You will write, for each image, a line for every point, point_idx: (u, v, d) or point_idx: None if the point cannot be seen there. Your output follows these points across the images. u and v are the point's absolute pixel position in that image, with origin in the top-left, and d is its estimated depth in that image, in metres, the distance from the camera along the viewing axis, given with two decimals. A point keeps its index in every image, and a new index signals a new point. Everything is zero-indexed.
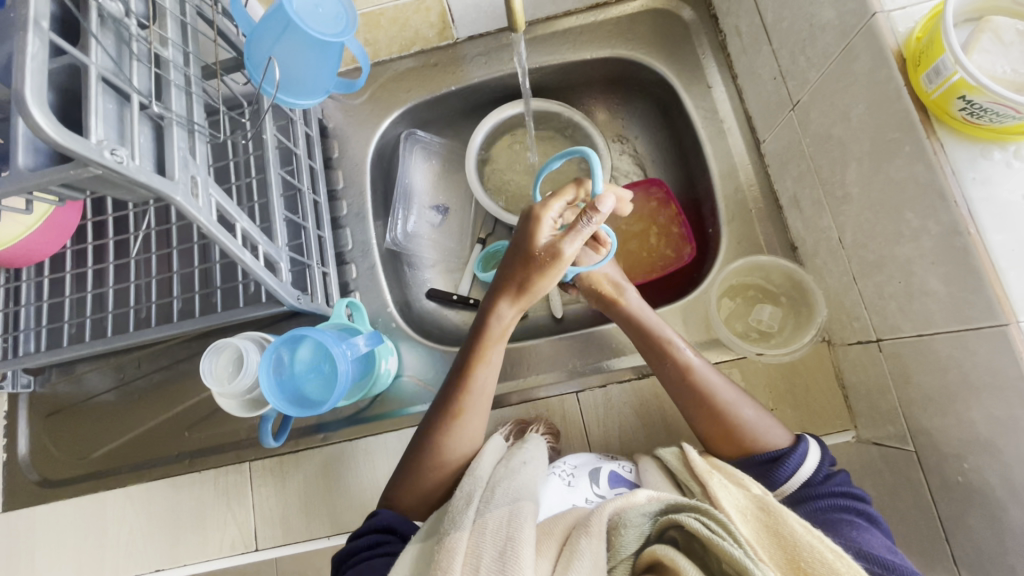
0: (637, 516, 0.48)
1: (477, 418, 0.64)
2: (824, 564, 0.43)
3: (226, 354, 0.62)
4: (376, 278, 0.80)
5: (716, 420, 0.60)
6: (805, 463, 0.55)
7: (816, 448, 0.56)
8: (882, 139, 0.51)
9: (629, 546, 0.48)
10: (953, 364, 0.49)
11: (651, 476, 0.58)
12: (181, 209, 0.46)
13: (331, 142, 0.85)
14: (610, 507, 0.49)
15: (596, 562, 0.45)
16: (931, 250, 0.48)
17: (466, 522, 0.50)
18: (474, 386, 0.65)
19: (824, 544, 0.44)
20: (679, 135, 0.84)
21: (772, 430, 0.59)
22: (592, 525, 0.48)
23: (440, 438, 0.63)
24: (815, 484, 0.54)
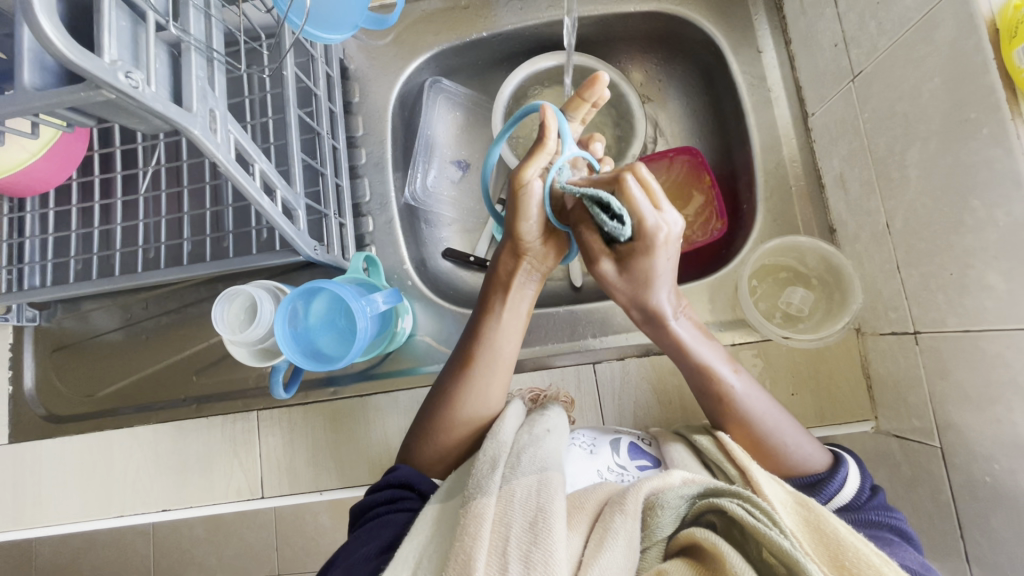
0: (675, 497, 0.48)
1: (498, 380, 0.63)
2: (871, 567, 0.42)
3: (238, 302, 0.60)
4: (393, 233, 0.77)
5: (750, 445, 0.57)
6: (845, 489, 0.53)
7: (856, 471, 0.54)
8: (956, 118, 0.47)
9: (664, 527, 0.48)
10: (999, 362, 0.47)
11: (680, 456, 0.57)
12: (198, 143, 0.43)
13: (352, 85, 0.80)
14: (647, 487, 0.48)
15: (629, 541, 0.45)
16: (996, 241, 0.45)
17: (492, 486, 0.49)
18: (494, 344, 0.63)
19: (870, 548, 0.43)
20: (720, 102, 0.79)
21: (809, 449, 0.56)
22: (627, 504, 0.47)
23: (456, 394, 0.62)
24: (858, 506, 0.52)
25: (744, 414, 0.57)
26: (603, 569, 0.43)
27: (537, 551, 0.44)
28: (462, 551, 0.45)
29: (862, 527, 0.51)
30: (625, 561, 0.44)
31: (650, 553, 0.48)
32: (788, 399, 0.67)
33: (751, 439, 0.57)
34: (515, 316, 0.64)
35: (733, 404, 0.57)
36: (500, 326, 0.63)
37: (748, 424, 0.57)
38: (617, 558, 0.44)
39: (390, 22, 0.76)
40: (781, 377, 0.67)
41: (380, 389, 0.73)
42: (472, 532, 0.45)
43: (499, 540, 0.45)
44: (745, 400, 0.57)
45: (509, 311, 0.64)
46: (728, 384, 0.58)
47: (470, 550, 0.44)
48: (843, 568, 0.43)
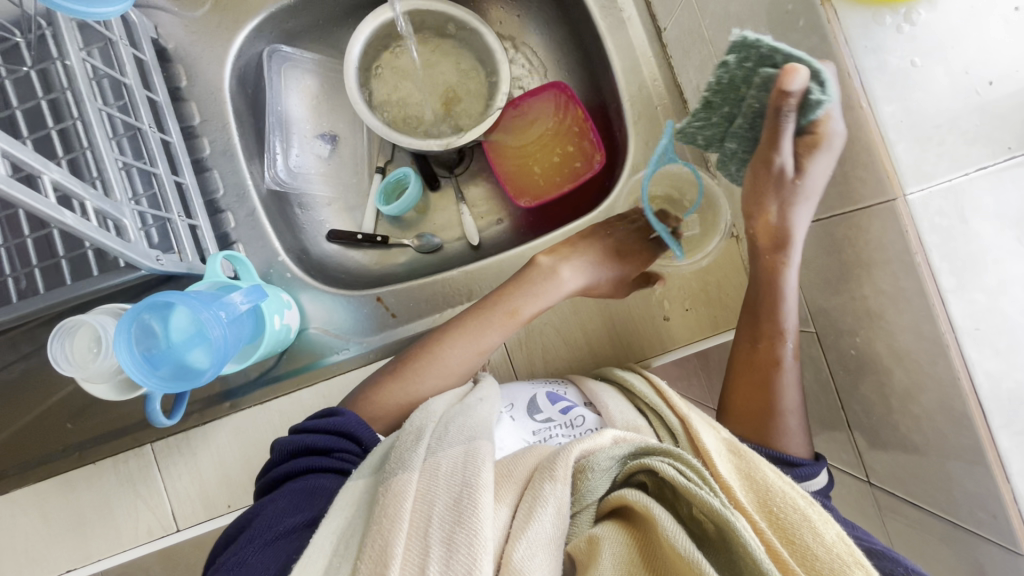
0: (606, 459, 0.47)
1: (435, 377, 0.63)
2: (795, 510, 0.41)
3: (81, 336, 0.53)
4: (260, 224, 0.71)
5: (755, 402, 0.57)
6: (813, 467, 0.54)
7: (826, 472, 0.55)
8: (778, 12, 0.47)
9: (595, 489, 0.47)
10: (847, 244, 0.49)
11: (613, 400, 0.59)
12: None
13: (176, 68, 0.71)
14: (578, 449, 0.48)
15: (560, 507, 0.45)
16: None
17: (416, 461, 0.48)
18: (461, 349, 0.64)
19: (796, 492, 0.43)
20: (578, 30, 0.77)
21: (800, 440, 0.56)
22: (558, 471, 0.46)
23: (408, 376, 0.63)
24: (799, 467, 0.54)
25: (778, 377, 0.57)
26: (531, 541, 0.42)
27: (460, 533, 0.41)
28: (379, 539, 0.42)
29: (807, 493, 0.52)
30: (554, 529, 0.44)
31: (581, 516, 0.48)
32: (683, 315, 0.69)
33: (760, 401, 0.57)
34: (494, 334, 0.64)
35: (776, 369, 0.57)
36: (467, 335, 0.64)
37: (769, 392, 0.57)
38: (546, 527, 0.43)
39: None
40: (674, 295, 0.69)
41: (282, 392, 0.69)
42: (392, 512, 0.43)
43: (422, 520, 0.43)
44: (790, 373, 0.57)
45: (490, 324, 0.64)
46: (783, 354, 0.57)
47: (387, 539, 0.42)
48: (769, 513, 0.42)
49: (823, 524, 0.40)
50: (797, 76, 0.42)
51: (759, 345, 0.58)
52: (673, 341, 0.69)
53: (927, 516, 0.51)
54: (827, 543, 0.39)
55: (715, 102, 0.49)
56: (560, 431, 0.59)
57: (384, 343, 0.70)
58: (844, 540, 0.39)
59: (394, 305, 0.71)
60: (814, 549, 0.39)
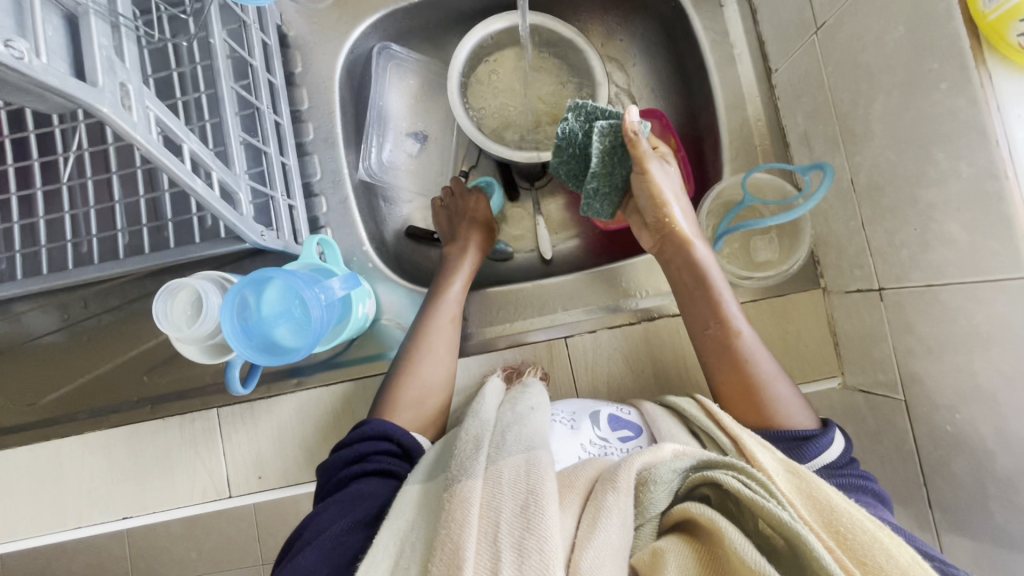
0: (668, 472, 0.46)
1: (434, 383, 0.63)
2: (865, 532, 0.39)
3: (182, 297, 0.55)
4: (349, 212, 0.73)
5: (743, 395, 0.57)
6: (828, 452, 0.52)
7: (840, 435, 0.54)
8: (920, 68, 0.46)
9: (657, 503, 0.46)
10: (962, 315, 0.47)
11: (664, 421, 0.58)
12: (111, 124, 0.39)
13: (293, 54, 0.74)
14: (639, 462, 0.46)
15: (624, 518, 0.44)
16: (958, 195, 0.45)
17: (477, 468, 0.48)
18: (420, 380, 0.63)
19: (862, 514, 0.41)
20: (682, 61, 0.77)
21: (800, 410, 0.55)
22: (620, 480, 0.45)
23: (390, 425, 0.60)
24: (839, 468, 0.51)
25: (747, 355, 0.58)
26: (598, 550, 0.41)
27: (530, 539, 0.41)
28: (449, 542, 0.42)
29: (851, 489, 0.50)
30: (620, 540, 0.43)
31: (645, 528, 0.47)
32: None
33: (743, 382, 0.57)
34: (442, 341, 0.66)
35: (737, 342, 0.58)
36: (423, 364, 0.63)
37: (747, 370, 0.57)
38: (611, 537, 0.42)
39: None
40: None
41: (347, 376, 0.70)
42: (460, 518, 0.43)
43: (489, 525, 0.43)
44: (750, 345, 0.58)
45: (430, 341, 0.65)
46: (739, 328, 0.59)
47: (458, 539, 0.42)
48: (836, 534, 0.40)
49: (896, 545, 0.39)
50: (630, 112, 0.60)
51: (710, 334, 0.60)
52: None
53: None
54: (901, 565, 0.37)
55: (563, 145, 0.63)
56: (617, 451, 0.58)
57: None
58: (921, 562, 0.38)
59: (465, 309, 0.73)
60: (886, 570, 0.37)
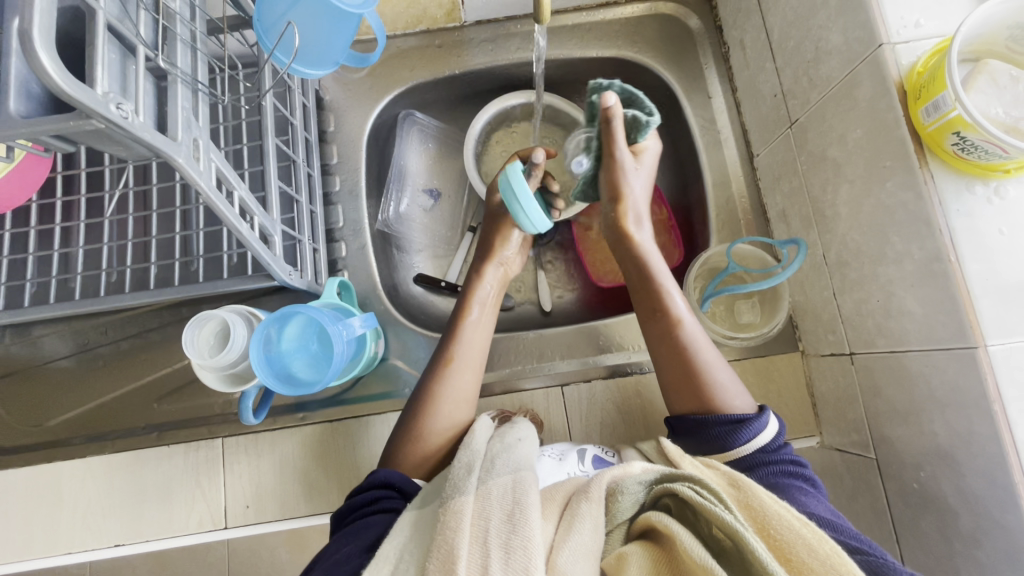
0: (634, 484, 0.49)
1: (453, 416, 0.63)
2: (790, 530, 0.43)
3: (209, 327, 0.60)
4: (366, 258, 0.79)
5: (686, 381, 0.61)
6: (760, 436, 0.55)
7: (773, 420, 0.57)
8: (876, 165, 0.54)
9: (624, 510, 0.50)
10: (921, 380, 0.52)
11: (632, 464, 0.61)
12: (181, 171, 0.44)
13: (327, 115, 0.82)
14: (609, 476, 0.50)
15: (595, 526, 0.47)
16: (912, 273, 0.51)
17: (468, 486, 0.50)
18: (451, 388, 0.64)
19: (791, 512, 0.44)
20: (675, 141, 0.86)
21: (740, 397, 0.59)
22: (592, 491, 0.49)
23: (419, 432, 0.61)
24: (771, 451, 0.55)
25: (687, 342, 0.62)
26: (573, 549, 0.45)
27: (517, 538, 0.45)
28: (445, 543, 0.45)
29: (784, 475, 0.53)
30: (592, 542, 0.46)
31: (614, 533, 0.51)
32: None
33: (679, 357, 0.62)
34: (475, 346, 0.67)
35: (679, 327, 0.63)
36: (453, 371, 0.65)
37: (689, 365, 0.61)
38: (585, 539, 0.46)
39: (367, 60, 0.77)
40: None
41: (350, 414, 0.73)
42: (453, 526, 0.46)
43: (480, 532, 0.46)
44: (691, 331, 0.63)
45: (461, 349, 0.66)
46: (678, 313, 0.64)
47: (452, 541, 0.45)
48: (767, 537, 0.44)
49: (819, 542, 0.42)
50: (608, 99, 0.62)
51: (654, 318, 0.65)
52: None
53: None
54: (822, 554, 0.41)
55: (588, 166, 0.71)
56: None
57: None
58: (838, 553, 0.41)
59: None
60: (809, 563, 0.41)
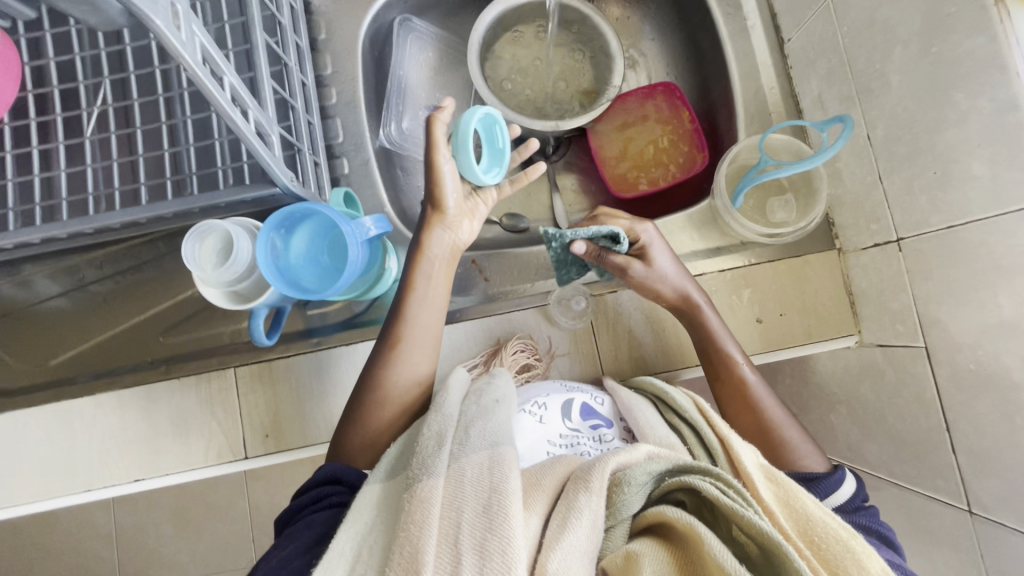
0: (642, 474, 0.46)
1: (404, 404, 0.60)
2: (838, 541, 0.43)
3: (211, 240, 0.55)
4: (371, 175, 0.73)
5: (762, 438, 0.60)
6: (840, 490, 0.54)
7: (851, 479, 0.55)
8: (939, 15, 0.48)
9: (630, 504, 0.47)
10: (984, 251, 0.49)
11: (643, 411, 0.59)
12: (161, 38, 0.39)
13: (317, 21, 0.75)
14: (614, 463, 0.47)
15: (595, 517, 0.44)
16: (979, 131, 0.47)
17: (440, 468, 0.46)
18: (399, 374, 0.60)
19: (837, 522, 0.44)
20: (695, 36, 0.79)
21: (810, 453, 0.59)
22: (592, 481, 0.45)
23: (370, 417, 0.58)
24: (850, 511, 0.53)
25: (759, 403, 0.61)
26: (565, 553, 0.41)
27: (494, 539, 0.40)
28: (409, 544, 0.41)
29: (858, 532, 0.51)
30: (587, 542, 0.43)
31: (617, 530, 0.47)
32: (777, 319, 0.69)
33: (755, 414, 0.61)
34: (426, 325, 0.61)
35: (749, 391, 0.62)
36: (403, 357, 0.60)
37: (759, 414, 0.61)
38: (580, 538, 0.42)
39: None
40: (768, 300, 0.69)
41: (366, 337, 0.69)
42: (419, 520, 0.42)
43: (451, 526, 0.42)
44: (761, 396, 0.62)
45: (409, 331, 0.60)
46: (745, 376, 0.62)
47: (418, 542, 0.41)
48: (812, 543, 0.44)
49: (866, 556, 0.42)
50: (536, 170, 0.69)
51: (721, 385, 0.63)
52: (764, 343, 0.69)
53: None
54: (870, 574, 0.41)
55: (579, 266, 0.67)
56: (587, 442, 0.58)
57: (471, 305, 0.72)
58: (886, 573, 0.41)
59: (485, 268, 0.74)
60: None
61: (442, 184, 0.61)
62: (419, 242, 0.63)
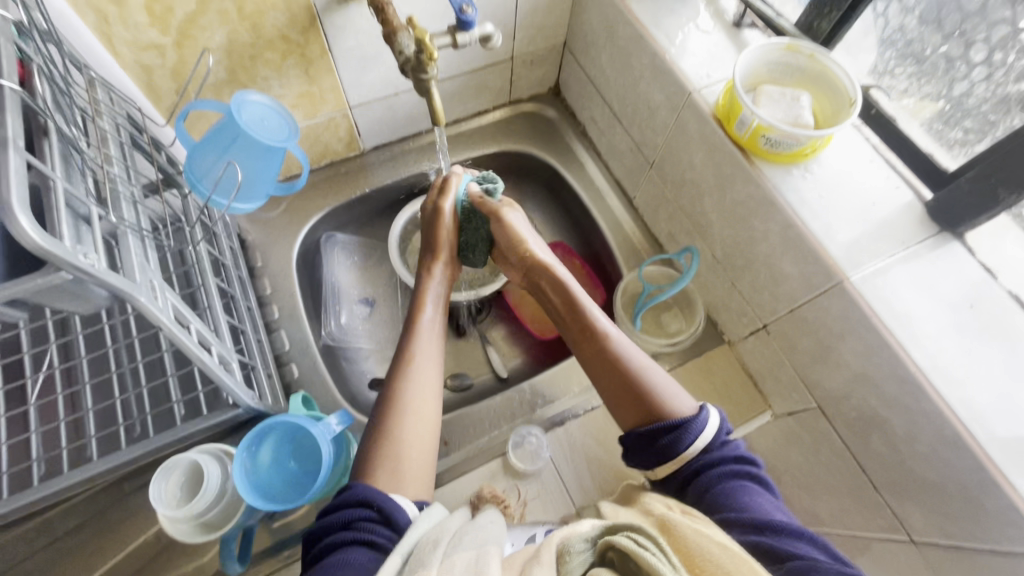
0: (579, 542, 0.45)
1: (415, 429, 0.59)
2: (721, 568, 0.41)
3: (175, 475, 0.57)
4: (321, 373, 0.79)
5: (628, 395, 0.62)
6: (705, 431, 0.57)
7: (712, 415, 0.59)
8: (722, 174, 0.69)
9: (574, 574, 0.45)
10: (819, 324, 0.64)
11: None
12: (145, 311, 0.46)
13: (253, 253, 0.86)
14: (556, 536, 0.46)
15: None
16: (778, 243, 0.65)
17: (435, 559, 0.43)
18: (412, 387, 0.62)
19: (728, 552, 0.43)
20: (567, 204, 1.00)
21: (681, 400, 0.61)
22: (542, 556, 0.44)
23: (388, 436, 0.58)
24: (713, 448, 0.58)
25: (622, 361, 0.64)
26: None
27: None
28: None
29: (730, 476, 0.56)
30: None
31: None
32: None
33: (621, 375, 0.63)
34: (430, 343, 0.67)
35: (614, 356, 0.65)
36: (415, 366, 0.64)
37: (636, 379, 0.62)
38: None
39: (298, 185, 0.75)
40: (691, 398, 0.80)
41: None
42: None
43: None
44: (624, 353, 0.65)
45: (419, 346, 0.66)
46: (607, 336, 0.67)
47: None
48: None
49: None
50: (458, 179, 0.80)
51: (590, 351, 0.67)
52: None
53: (972, 557, 0.55)
54: None
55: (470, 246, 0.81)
56: None
57: (439, 471, 0.75)
58: None
59: (445, 434, 0.78)
60: None
61: (442, 232, 0.78)
62: (420, 285, 0.74)
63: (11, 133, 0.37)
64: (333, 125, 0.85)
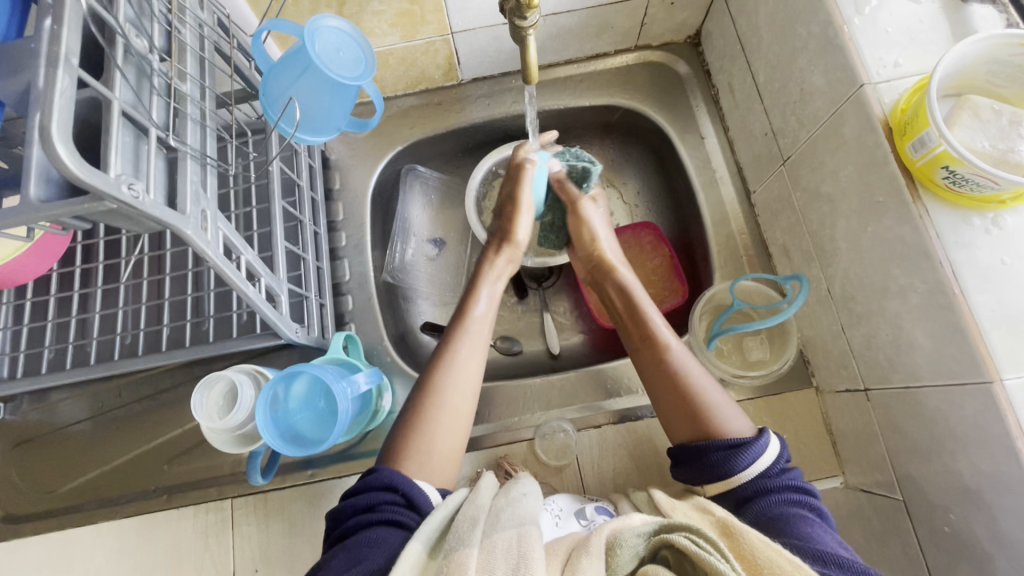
0: (633, 536, 0.46)
1: (445, 418, 0.61)
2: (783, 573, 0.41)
3: (217, 389, 0.61)
4: (373, 310, 0.80)
5: (685, 409, 0.60)
6: (762, 454, 0.54)
7: (772, 443, 0.55)
8: (870, 200, 0.54)
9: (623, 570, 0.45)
10: (939, 416, 0.51)
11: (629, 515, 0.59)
12: (189, 242, 0.45)
13: (333, 173, 0.85)
14: (607, 527, 0.47)
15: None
16: (918, 305, 0.51)
17: (474, 538, 0.45)
18: (446, 376, 0.63)
19: (784, 556, 0.42)
20: (671, 180, 0.87)
21: (740, 422, 0.58)
22: (592, 546, 0.46)
23: (420, 412, 0.61)
24: (771, 476, 0.54)
25: (680, 369, 0.62)
26: None
27: None
28: None
29: (791, 504, 0.52)
30: None
31: None
32: None
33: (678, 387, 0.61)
34: (468, 357, 0.65)
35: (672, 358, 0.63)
36: (458, 356, 0.65)
37: (695, 393, 0.60)
38: None
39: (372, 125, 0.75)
40: None
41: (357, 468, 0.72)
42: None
43: None
44: (683, 359, 0.63)
45: (461, 337, 0.66)
46: (668, 341, 0.65)
47: None
48: None
49: None
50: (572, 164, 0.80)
51: (647, 351, 0.65)
52: None
53: None
54: None
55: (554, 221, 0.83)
56: None
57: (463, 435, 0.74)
58: None
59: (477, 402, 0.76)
60: None
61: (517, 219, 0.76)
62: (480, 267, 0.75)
63: (64, 49, 0.36)
64: (432, 50, 0.78)
